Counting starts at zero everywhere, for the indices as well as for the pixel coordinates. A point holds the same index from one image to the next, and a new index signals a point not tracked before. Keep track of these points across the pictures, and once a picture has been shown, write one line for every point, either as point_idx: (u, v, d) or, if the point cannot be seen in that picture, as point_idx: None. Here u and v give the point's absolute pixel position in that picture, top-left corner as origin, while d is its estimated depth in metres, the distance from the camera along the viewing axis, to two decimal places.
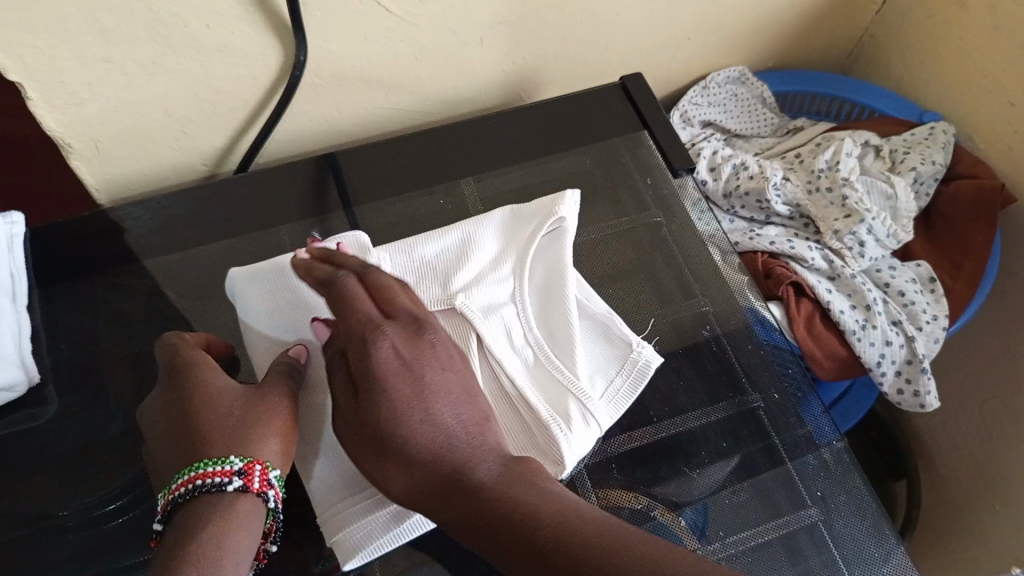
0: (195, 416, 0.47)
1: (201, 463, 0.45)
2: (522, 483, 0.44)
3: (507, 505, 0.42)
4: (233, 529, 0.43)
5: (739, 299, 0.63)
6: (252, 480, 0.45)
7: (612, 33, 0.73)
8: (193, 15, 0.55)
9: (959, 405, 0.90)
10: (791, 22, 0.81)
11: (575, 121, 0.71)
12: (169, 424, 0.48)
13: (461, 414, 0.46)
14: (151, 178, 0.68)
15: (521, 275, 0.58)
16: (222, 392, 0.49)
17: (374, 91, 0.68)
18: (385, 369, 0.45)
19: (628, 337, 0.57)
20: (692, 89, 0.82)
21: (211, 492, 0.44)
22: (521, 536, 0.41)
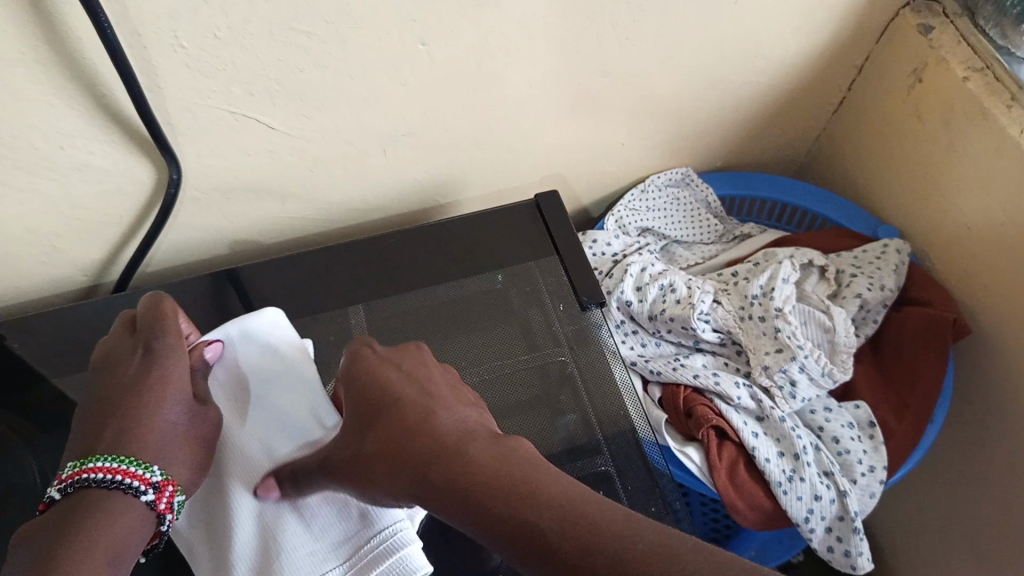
0: (144, 401, 0.50)
1: (124, 458, 0.48)
2: (509, 459, 0.39)
3: (495, 489, 0.38)
4: (120, 521, 0.45)
5: (639, 431, 0.58)
6: (161, 498, 0.48)
7: (534, 140, 0.68)
8: (43, 136, 0.51)
9: (919, 531, 0.83)
10: (736, 124, 0.76)
11: (488, 241, 0.66)
12: (119, 394, 0.51)
13: (443, 407, 0.44)
14: (24, 292, 0.62)
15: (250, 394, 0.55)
16: (169, 382, 0.52)
17: (270, 202, 0.63)
18: (369, 375, 0.47)
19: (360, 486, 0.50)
20: (630, 193, 0.76)
21: (124, 491, 0.46)
22: (515, 523, 0.36)
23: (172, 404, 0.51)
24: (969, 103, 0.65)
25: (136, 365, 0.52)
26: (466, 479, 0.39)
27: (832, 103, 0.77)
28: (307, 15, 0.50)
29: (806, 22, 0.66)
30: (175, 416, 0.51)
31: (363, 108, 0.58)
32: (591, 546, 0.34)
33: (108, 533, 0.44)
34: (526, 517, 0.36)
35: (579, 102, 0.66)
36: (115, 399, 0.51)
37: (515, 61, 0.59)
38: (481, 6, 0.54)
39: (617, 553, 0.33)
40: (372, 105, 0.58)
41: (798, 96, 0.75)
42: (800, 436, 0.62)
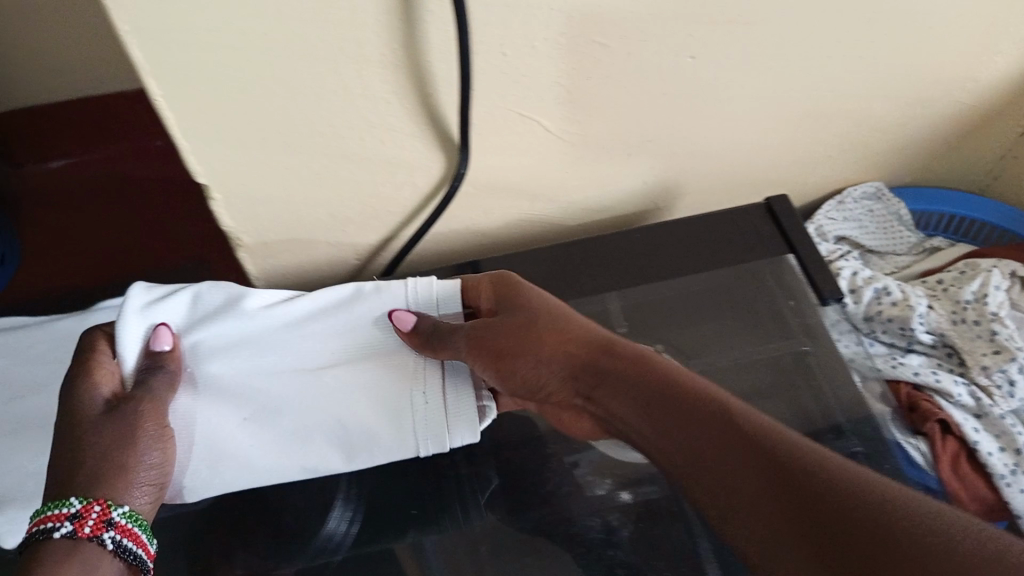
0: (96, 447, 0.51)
1: (53, 502, 0.49)
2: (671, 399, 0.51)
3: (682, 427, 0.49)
4: (70, 560, 0.47)
5: (886, 433, 0.60)
6: (84, 524, 0.48)
7: (756, 151, 0.73)
8: (370, 130, 0.57)
9: None
10: (933, 142, 0.80)
11: (722, 240, 0.70)
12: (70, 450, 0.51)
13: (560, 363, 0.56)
14: (308, 270, 0.70)
15: (208, 322, 0.58)
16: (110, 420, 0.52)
17: (522, 201, 0.69)
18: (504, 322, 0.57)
19: (369, 314, 0.60)
20: (827, 204, 0.82)
21: (46, 533, 0.48)
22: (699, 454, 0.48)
23: (142, 439, 0.52)
24: None
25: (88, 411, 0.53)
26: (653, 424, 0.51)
27: None
28: (611, 29, 0.56)
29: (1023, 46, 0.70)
30: (147, 447, 0.53)
31: (625, 117, 0.64)
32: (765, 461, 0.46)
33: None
34: (772, 475, 0.45)
35: (804, 117, 0.71)
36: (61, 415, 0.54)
37: (762, 76, 0.65)
38: (750, 25, 0.59)
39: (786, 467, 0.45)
40: (633, 113, 0.64)
41: (998, 114, 0.79)
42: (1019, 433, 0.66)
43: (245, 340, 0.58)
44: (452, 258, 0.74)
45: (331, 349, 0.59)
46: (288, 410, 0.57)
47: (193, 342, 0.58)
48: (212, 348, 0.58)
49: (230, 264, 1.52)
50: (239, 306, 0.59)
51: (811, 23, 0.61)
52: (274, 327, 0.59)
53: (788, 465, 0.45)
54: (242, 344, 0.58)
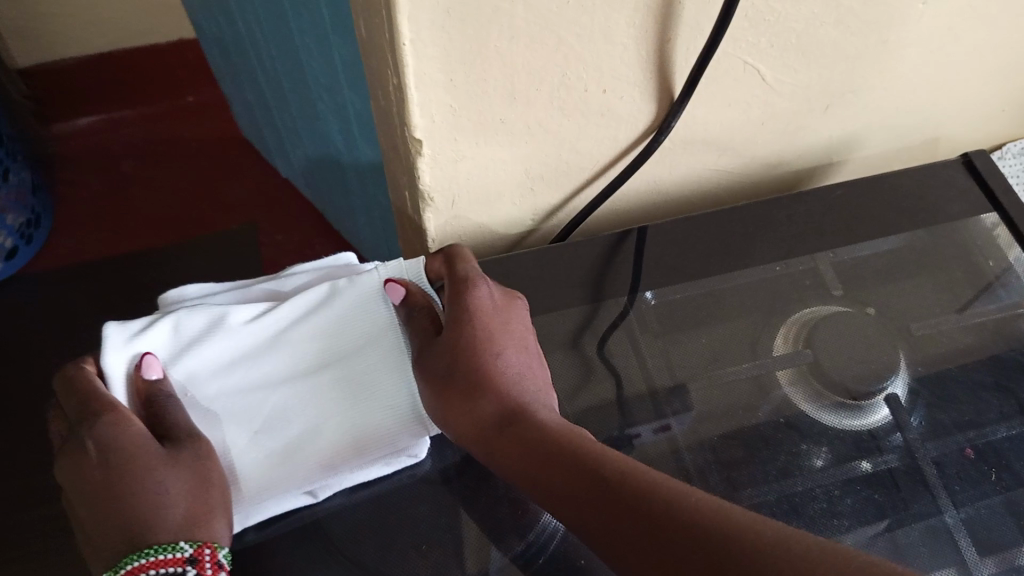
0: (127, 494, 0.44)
1: (156, 547, 0.42)
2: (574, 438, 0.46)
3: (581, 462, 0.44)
4: None
5: None
6: (202, 568, 0.43)
7: (939, 103, 0.70)
8: (597, 80, 0.53)
9: None
10: None
11: (922, 194, 0.67)
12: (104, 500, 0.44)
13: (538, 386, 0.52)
14: (485, 232, 0.65)
15: (186, 355, 0.51)
16: (139, 453, 0.45)
17: (710, 155, 0.65)
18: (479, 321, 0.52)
19: (300, 311, 0.54)
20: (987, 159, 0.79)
21: None
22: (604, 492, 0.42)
23: (160, 470, 0.45)
24: None
25: (99, 458, 0.45)
26: (569, 466, 0.44)
27: None
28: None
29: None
30: (165, 476, 0.45)
31: (838, 65, 0.60)
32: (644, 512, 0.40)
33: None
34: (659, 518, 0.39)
35: (997, 67, 0.68)
36: (80, 461, 0.45)
37: (979, 21, 0.61)
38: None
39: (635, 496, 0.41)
40: (846, 62, 0.60)
41: None
42: None
43: (242, 357, 0.52)
44: (625, 220, 0.71)
45: (311, 351, 0.53)
46: (286, 425, 0.51)
47: (192, 374, 0.51)
48: (200, 372, 0.51)
49: (285, 229, 1.46)
50: (228, 317, 0.52)
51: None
52: (248, 341, 0.52)
53: (669, 517, 0.38)
54: (238, 362, 0.52)
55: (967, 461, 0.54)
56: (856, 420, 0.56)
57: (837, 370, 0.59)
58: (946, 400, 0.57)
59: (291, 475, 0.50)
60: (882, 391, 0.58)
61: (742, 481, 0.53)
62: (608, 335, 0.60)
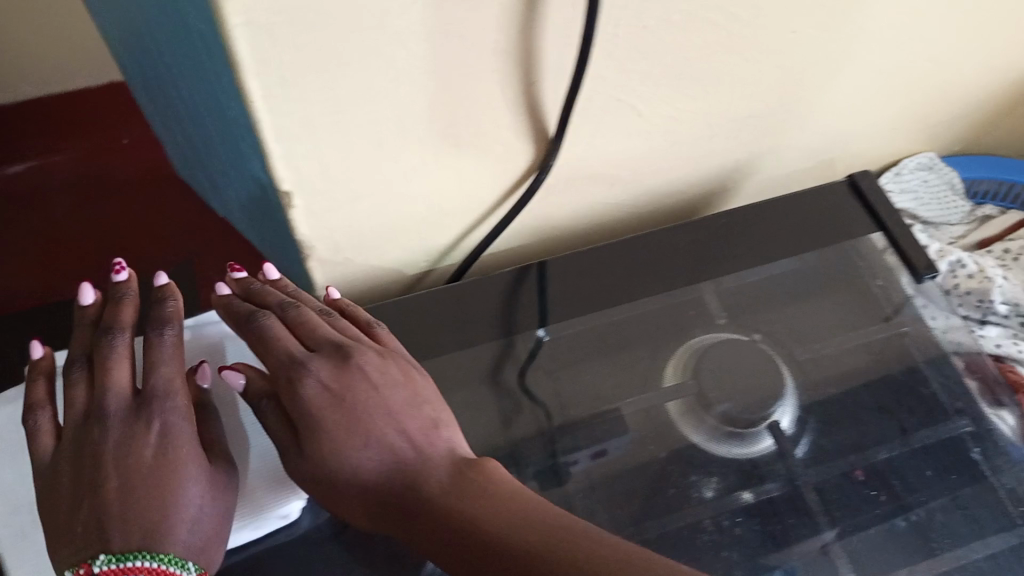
0: (156, 496, 0.44)
1: (163, 556, 0.42)
2: (466, 492, 0.43)
3: (442, 516, 0.43)
4: None
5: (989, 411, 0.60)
6: None
7: (827, 127, 0.71)
8: (467, 124, 0.54)
9: None
10: (990, 106, 0.79)
11: (812, 219, 0.68)
12: (115, 499, 0.43)
13: (408, 426, 0.47)
14: (375, 274, 0.65)
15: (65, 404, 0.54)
16: (181, 453, 0.46)
17: (599, 186, 0.66)
18: (316, 404, 0.46)
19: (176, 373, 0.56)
20: (885, 176, 0.80)
21: None
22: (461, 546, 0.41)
23: (189, 483, 0.45)
24: None
25: (139, 443, 0.45)
26: (429, 514, 0.43)
27: None
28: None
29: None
30: (190, 485, 0.45)
31: (716, 96, 0.61)
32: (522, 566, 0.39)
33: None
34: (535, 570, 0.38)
35: (882, 85, 0.69)
36: (92, 465, 0.45)
37: (856, 46, 0.62)
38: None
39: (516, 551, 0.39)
40: (724, 94, 0.61)
41: None
42: None
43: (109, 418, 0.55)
44: (526, 252, 0.72)
45: None
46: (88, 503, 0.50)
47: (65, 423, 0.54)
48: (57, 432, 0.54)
49: (217, 256, 1.43)
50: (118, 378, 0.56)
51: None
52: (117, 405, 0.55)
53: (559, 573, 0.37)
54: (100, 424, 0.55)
55: (852, 483, 0.55)
56: (742, 449, 0.57)
57: (724, 400, 0.59)
58: (836, 425, 0.58)
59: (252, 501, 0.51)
60: (764, 421, 0.58)
61: (629, 516, 0.53)
62: (497, 374, 0.61)
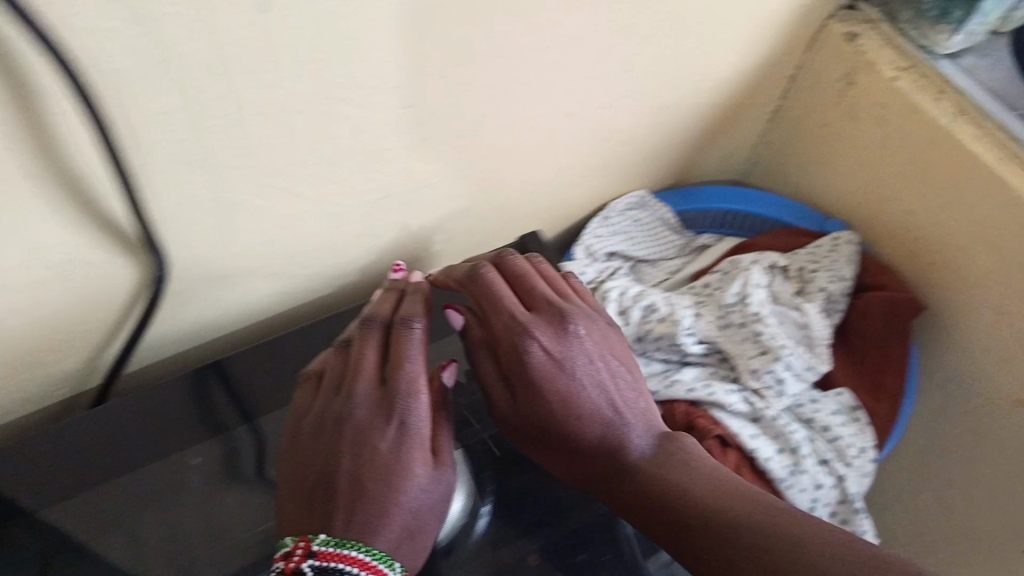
0: (377, 489, 0.48)
1: (365, 549, 0.46)
2: (674, 467, 0.53)
3: (661, 484, 0.53)
4: None
5: None
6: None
7: (503, 185, 0.69)
8: (22, 261, 0.49)
9: (906, 482, 0.89)
10: (683, 141, 0.79)
11: None
12: (353, 493, 0.48)
13: (607, 395, 0.55)
14: (11, 403, 0.61)
15: None
16: (387, 451, 0.49)
17: (253, 279, 0.63)
18: (540, 372, 0.54)
19: None
20: (593, 221, 0.79)
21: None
22: (674, 520, 0.51)
23: (414, 484, 0.49)
24: (901, 102, 0.70)
25: (380, 430, 0.50)
26: (652, 484, 0.53)
27: (769, 110, 0.81)
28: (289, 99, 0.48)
29: (751, 36, 0.69)
30: (416, 483, 0.49)
31: (341, 181, 0.58)
32: (715, 528, 0.49)
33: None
34: (722, 538, 0.49)
35: (544, 142, 0.67)
36: (306, 454, 0.51)
37: (489, 113, 0.60)
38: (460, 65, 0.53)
39: (722, 527, 0.49)
40: (349, 178, 0.58)
41: (737, 109, 0.79)
42: (795, 432, 0.67)
43: None
44: (207, 350, 0.68)
45: None
46: None
47: None
48: None
49: None
50: None
51: (531, 55, 0.56)
52: None
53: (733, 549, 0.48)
54: None
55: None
56: None
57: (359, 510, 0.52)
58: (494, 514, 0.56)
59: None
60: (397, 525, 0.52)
61: None
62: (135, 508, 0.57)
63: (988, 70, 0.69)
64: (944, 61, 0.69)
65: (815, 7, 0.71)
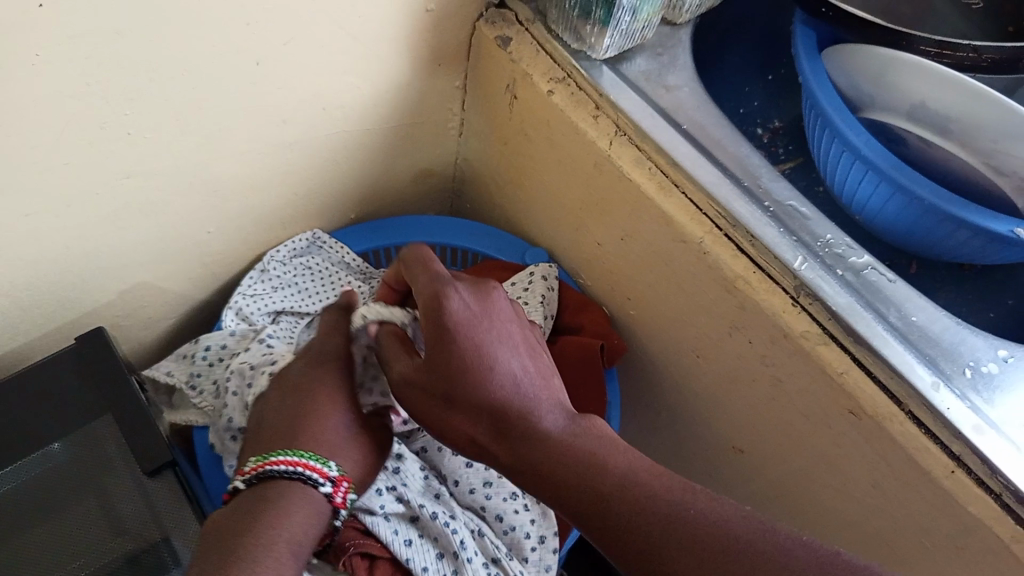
0: (294, 424, 0.46)
1: (305, 453, 0.44)
2: (590, 438, 0.41)
3: (566, 460, 0.40)
4: (278, 522, 0.40)
5: None
6: (337, 493, 0.44)
7: (81, 267, 0.56)
8: None
9: None
10: (345, 176, 0.66)
11: (37, 402, 0.53)
12: (257, 426, 0.48)
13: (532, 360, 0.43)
14: None
15: None
16: (322, 382, 0.49)
17: None
18: (458, 319, 0.42)
19: None
20: (248, 277, 0.66)
21: (303, 482, 0.43)
22: (580, 489, 0.39)
23: (336, 413, 0.47)
24: (562, 120, 0.59)
25: (270, 405, 0.49)
26: (560, 465, 0.40)
27: (452, 127, 0.69)
28: None
29: (377, 49, 0.57)
30: (338, 415, 0.47)
31: None
32: (629, 502, 0.38)
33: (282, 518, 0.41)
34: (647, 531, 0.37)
35: (114, 214, 0.54)
36: (260, 411, 0.50)
37: None
38: None
39: (608, 499, 0.38)
40: None
41: (406, 130, 0.66)
42: (458, 531, 0.55)
43: None
44: None
45: None
46: None
47: None
48: None
49: None
50: None
51: (2, 127, 0.44)
52: None
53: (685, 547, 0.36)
54: None
55: None
56: None
57: None
58: None
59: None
60: None
61: None
62: None
63: (657, 73, 0.59)
64: (603, 70, 0.58)
65: (451, 13, 0.59)
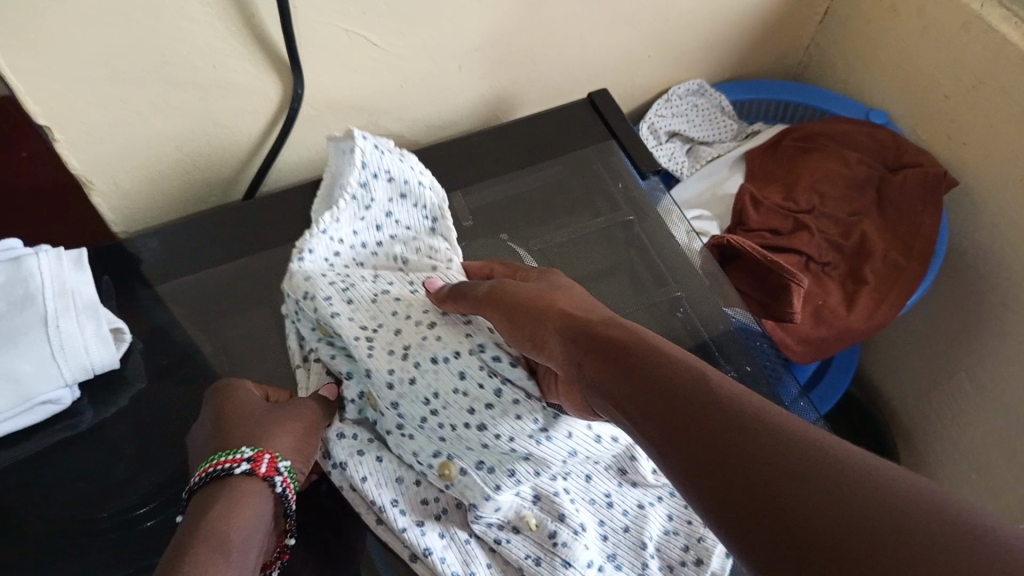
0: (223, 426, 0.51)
1: (218, 455, 0.48)
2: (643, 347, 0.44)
3: (645, 357, 0.43)
4: (236, 501, 0.46)
5: (713, 293, 0.69)
6: (259, 465, 0.48)
7: (578, 57, 0.80)
8: (200, 56, 0.61)
9: (926, 365, 0.97)
10: (741, 36, 0.88)
11: (553, 132, 0.77)
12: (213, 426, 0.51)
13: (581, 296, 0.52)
14: (162, 211, 0.73)
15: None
16: (241, 404, 0.53)
17: (367, 117, 0.74)
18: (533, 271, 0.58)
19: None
20: (656, 102, 0.89)
21: (223, 474, 0.47)
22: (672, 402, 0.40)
23: (282, 433, 0.51)
24: None
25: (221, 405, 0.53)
26: (674, 377, 0.41)
27: (819, 12, 0.90)
28: None
29: None
30: (285, 439, 0.51)
31: (447, 29, 0.69)
32: (719, 414, 0.38)
33: (284, 423, 0.52)
34: (703, 424, 0.38)
35: (617, 19, 0.77)
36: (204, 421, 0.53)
37: None
38: None
39: (683, 392, 0.40)
40: (452, 25, 0.69)
41: (793, 7, 0.88)
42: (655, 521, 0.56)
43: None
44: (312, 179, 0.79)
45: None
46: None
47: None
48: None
49: None
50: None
51: None
52: None
53: (757, 448, 0.36)
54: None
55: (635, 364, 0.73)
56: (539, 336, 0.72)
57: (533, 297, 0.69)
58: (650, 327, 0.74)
59: (39, 378, 0.56)
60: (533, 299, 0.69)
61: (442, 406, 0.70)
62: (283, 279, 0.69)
63: None
64: None
65: None
